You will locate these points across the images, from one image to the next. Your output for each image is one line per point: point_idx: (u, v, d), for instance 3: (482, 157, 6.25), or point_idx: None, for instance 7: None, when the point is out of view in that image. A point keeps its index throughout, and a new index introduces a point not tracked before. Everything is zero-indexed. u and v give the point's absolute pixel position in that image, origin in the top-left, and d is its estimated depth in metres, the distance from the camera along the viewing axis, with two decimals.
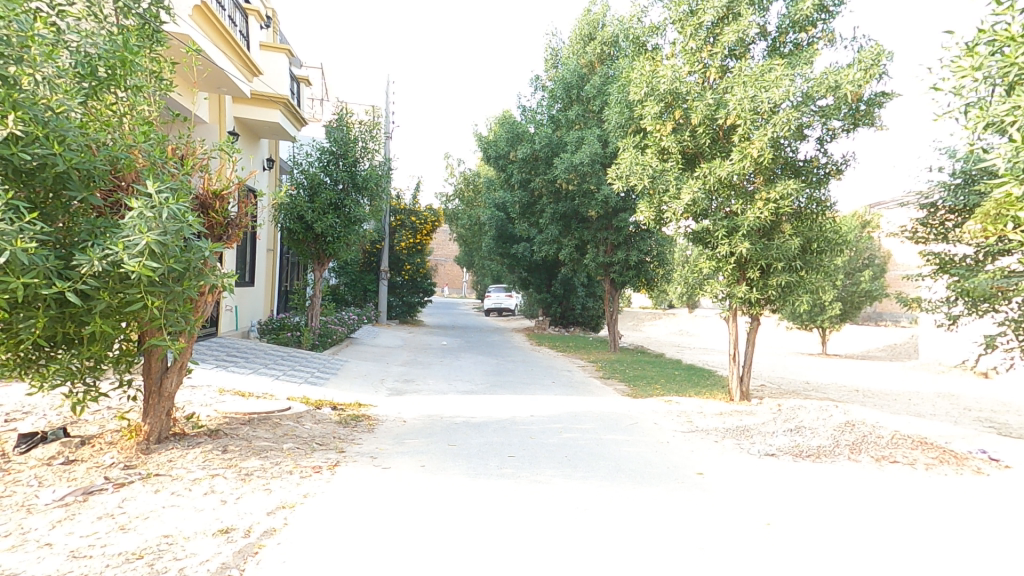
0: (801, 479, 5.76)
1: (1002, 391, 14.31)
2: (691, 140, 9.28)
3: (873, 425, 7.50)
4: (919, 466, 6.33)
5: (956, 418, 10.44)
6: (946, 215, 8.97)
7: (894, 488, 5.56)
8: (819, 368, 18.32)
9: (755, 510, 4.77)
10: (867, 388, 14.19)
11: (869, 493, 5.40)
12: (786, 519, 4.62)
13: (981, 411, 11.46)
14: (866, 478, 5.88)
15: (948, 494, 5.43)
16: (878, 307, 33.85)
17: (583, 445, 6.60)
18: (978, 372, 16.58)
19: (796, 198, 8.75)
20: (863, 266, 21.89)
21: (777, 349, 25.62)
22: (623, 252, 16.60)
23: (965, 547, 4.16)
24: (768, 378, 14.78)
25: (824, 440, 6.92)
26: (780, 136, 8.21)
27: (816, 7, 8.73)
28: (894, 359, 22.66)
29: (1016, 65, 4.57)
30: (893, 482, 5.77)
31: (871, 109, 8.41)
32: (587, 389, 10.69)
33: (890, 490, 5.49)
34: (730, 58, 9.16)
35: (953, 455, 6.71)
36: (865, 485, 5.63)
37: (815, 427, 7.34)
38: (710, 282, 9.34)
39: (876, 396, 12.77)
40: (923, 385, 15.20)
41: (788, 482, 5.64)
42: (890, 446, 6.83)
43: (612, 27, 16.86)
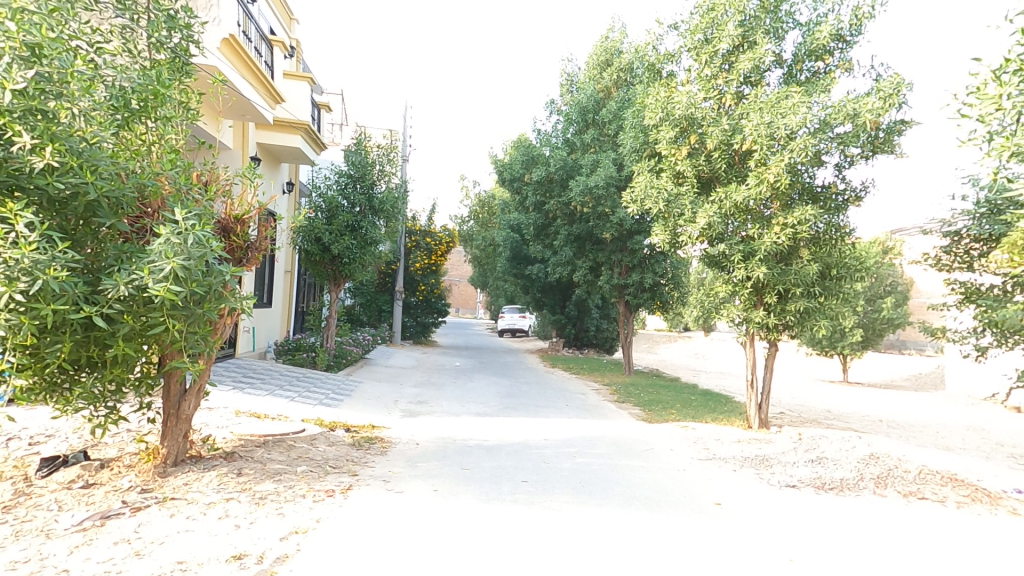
0: (826, 513, 5.57)
1: None
2: (706, 164, 9.28)
3: (900, 459, 7.27)
4: (950, 504, 6.08)
5: (986, 453, 10.09)
6: (971, 243, 8.81)
7: (925, 526, 5.34)
8: (839, 396, 17.96)
9: (778, 545, 4.61)
10: (891, 418, 13.79)
11: (899, 530, 5.19)
12: (810, 554, 4.47)
13: (1011, 446, 11.08)
14: (894, 514, 5.66)
15: (983, 535, 5.20)
16: (901, 334, 33.11)
17: (597, 470, 6.49)
18: (1010, 406, 16.05)
19: (814, 223, 8.66)
20: (885, 292, 21.52)
21: (797, 376, 25.13)
22: (638, 274, 16.56)
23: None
24: (787, 405, 14.49)
25: (848, 473, 6.72)
26: (797, 162, 8.17)
27: (833, 36, 8.77)
28: (919, 389, 22.06)
29: None
30: (923, 519, 5.55)
31: (889, 136, 8.38)
32: (601, 413, 10.56)
33: (921, 528, 5.27)
34: (746, 85, 9.19)
35: (986, 494, 6.44)
36: (894, 522, 5.41)
37: (837, 459, 7.14)
38: (727, 305, 9.28)
39: (901, 427, 12.41)
40: (951, 417, 14.74)
41: (812, 515, 5.46)
42: (918, 482, 6.60)
43: (629, 54, 17.07)
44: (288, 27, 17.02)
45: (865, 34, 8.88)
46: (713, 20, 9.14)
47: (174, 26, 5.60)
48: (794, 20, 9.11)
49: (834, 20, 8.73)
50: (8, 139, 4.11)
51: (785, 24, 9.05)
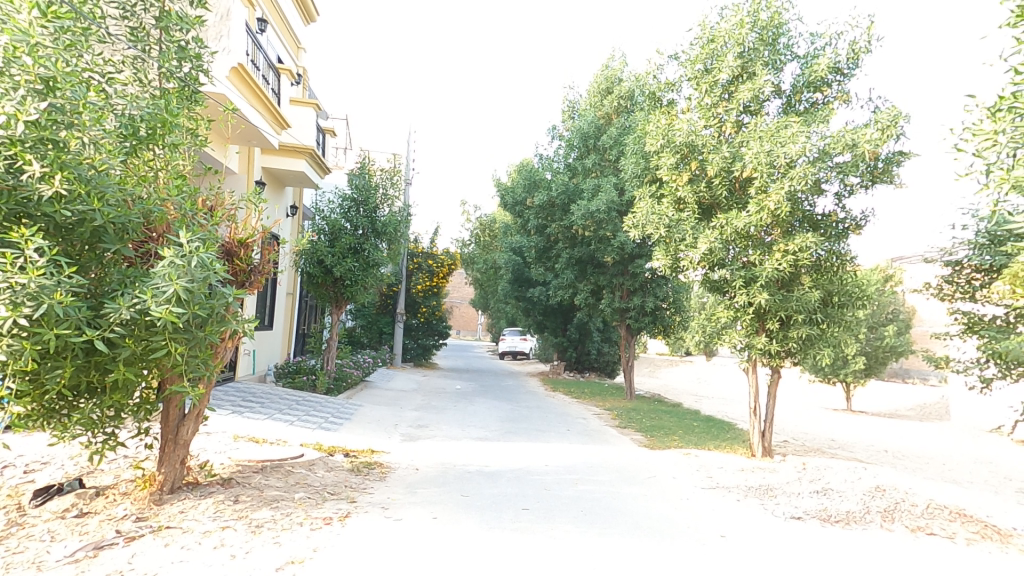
0: (833, 547, 5.45)
1: None
2: (707, 190, 9.36)
3: (907, 491, 7.14)
4: (959, 540, 5.93)
5: (993, 487, 9.95)
6: (973, 273, 8.83)
7: (935, 562, 5.21)
8: (843, 424, 17.77)
9: None
10: (896, 448, 13.61)
11: (909, 566, 5.06)
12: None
13: (1020, 480, 10.90)
14: (903, 549, 5.53)
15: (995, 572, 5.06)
16: (903, 362, 32.89)
17: (599, 499, 6.38)
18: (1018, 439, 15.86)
19: (815, 250, 8.68)
20: (887, 319, 21.45)
21: (801, 404, 24.91)
22: (639, 298, 16.58)
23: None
24: (791, 433, 14.37)
25: (854, 505, 6.59)
26: (798, 190, 8.22)
27: (831, 68, 8.95)
28: (924, 418, 21.82)
29: None
30: (932, 555, 5.42)
31: (888, 166, 8.47)
32: (603, 439, 10.44)
33: (931, 564, 5.14)
34: (745, 114, 9.32)
35: (996, 530, 6.31)
36: (903, 557, 5.28)
37: (843, 490, 7.02)
38: (729, 331, 9.23)
39: (906, 458, 12.25)
40: (957, 448, 14.51)
41: (820, 549, 5.34)
42: (925, 516, 6.46)
43: (630, 83, 17.38)
44: (295, 55, 17.40)
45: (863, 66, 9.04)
46: (712, 51, 9.33)
47: (185, 56, 5.74)
48: (792, 53, 9.29)
49: (832, 53, 8.92)
50: (19, 168, 4.18)
51: (784, 56, 9.23)
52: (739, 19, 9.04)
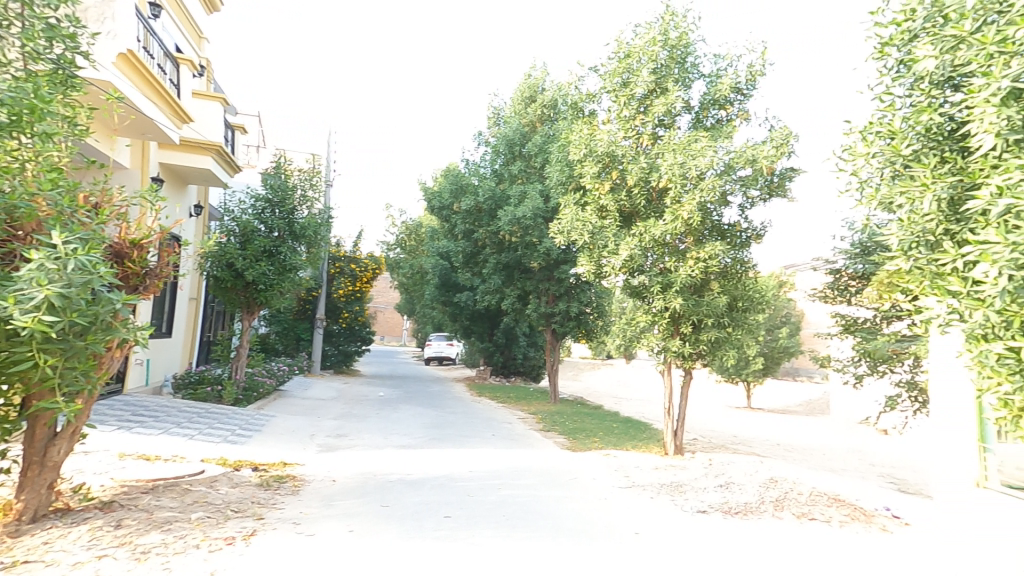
0: (732, 537, 5.83)
1: (899, 447, 15.20)
2: (627, 199, 9.76)
3: (794, 481, 7.73)
4: (834, 523, 6.58)
5: (861, 473, 11.16)
6: (849, 280, 9.83)
7: (814, 545, 5.72)
8: (742, 421, 19.16)
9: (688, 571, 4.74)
10: (788, 442, 14.87)
11: (794, 550, 5.53)
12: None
13: (888, 466, 12.30)
14: (788, 535, 6.03)
15: (863, 551, 5.63)
16: (795, 363, 35.98)
17: (522, 502, 6.43)
18: (880, 428, 17.65)
19: (723, 257, 9.27)
20: (782, 323, 23.40)
21: (708, 402, 26.60)
22: (564, 303, 16.97)
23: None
24: (699, 431, 15.29)
25: (751, 496, 7.09)
26: (706, 201, 8.76)
27: (733, 88, 9.66)
28: (811, 413, 23.98)
29: (901, 156, 4.62)
30: (811, 538, 5.98)
31: (782, 181, 9.22)
32: (528, 442, 10.58)
33: (811, 547, 5.64)
34: (660, 127, 9.78)
35: (863, 512, 7.03)
36: (788, 543, 5.74)
37: (743, 483, 7.53)
38: (647, 335, 9.66)
39: (795, 450, 13.41)
40: (833, 441, 15.91)
41: (720, 539, 5.69)
42: (809, 503, 7.05)
43: (552, 93, 17.78)
44: (197, 45, 16.32)
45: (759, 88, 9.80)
46: (628, 66, 9.77)
47: (54, 35, 5.16)
48: (699, 71, 9.91)
49: (733, 74, 9.63)
50: None
51: (692, 73, 9.79)
52: (651, 37, 9.53)
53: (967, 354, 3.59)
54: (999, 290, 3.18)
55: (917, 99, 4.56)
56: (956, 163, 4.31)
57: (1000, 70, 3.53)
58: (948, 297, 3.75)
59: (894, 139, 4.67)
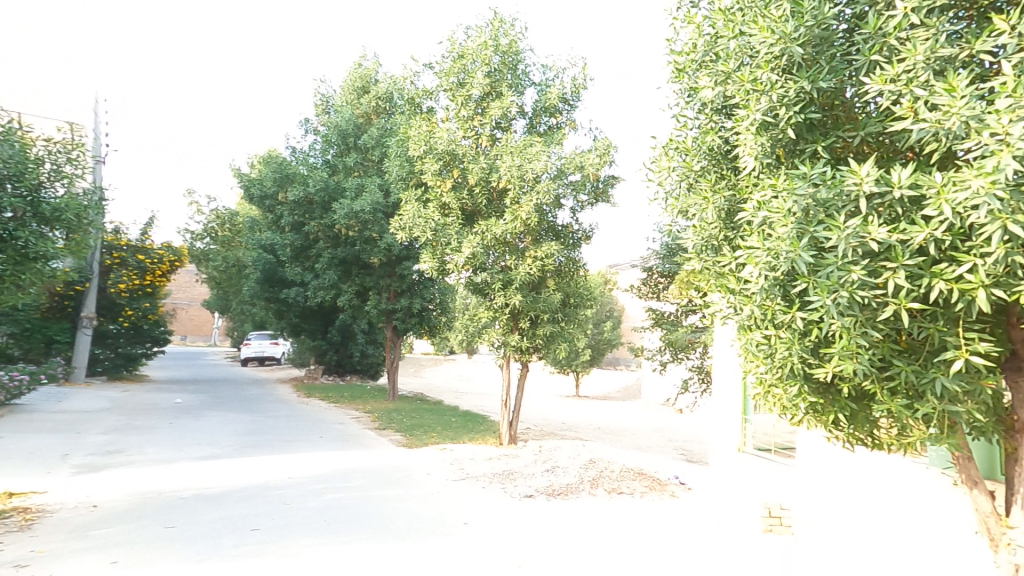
0: (551, 518, 6.31)
1: (694, 423, 17.95)
2: (469, 198, 9.95)
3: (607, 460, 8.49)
4: (638, 494, 7.49)
5: (660, 448, 12.88)
6: (658, 278, 11.28)
7: (618, 518, 6.44)
8: (571, 408, 20.84)
9: (508, 555, 5.05)
10: (607, 425, 16.55)
11: (603, 524, 6.17)
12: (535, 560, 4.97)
13: (683, 440, 14.39)
14: (599, 510, 6.70)
15: (658, 518, 6.48)
16: (616, 354, 40.06)
17: (349, 505, 6.25)
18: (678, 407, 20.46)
19: (557, 257, 9.91)
20: (605, 317, 25.82)
21: (541, 393, 28.42)
22: (406, 300, 16.68)
23: (669, 566, 4.96)
24: (533, 420, 16.28)
25: (572, 477, 7.74)
26: (542, 203, 9.30)
27: (560, 98, 10.42)
28: (628, 398, 26.96)
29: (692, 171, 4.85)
30: (619, 511, 6.72)
31: (606, 187, 10.17)
32: (361, 442, 10.27)
33: (615, 520, 6.33)
34: (497, 130, 10.13)
35: (658, 482, 8.02)
36: (597, 518, 6.37)
37: (566, 465, 8.17)
38: (488, 330, 9.94)
39: (612, 432, 14.96)
40: (642, 421, 18.15)
41: (540, 522, 6.12)
42: (619, 478, 7.88)
43: (386, 85, 17.36)
44: None
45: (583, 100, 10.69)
46: (463, 67, 9.98)
47: None
48: (530, 79, 10.49)
49: (560, 85, 10.39)
50: None
51: (524, 81, 10.32)
52: (482, 41, 9.84)
53: (739, 341, 3.98)
54: (759, 287, 3.46)
55: (704, 118, 4.70)
56: (735, 175, 4.52)
57: (754, 104, 3.73)
58: (727, 292, 4.11)
59: (688, 155, 4.84)
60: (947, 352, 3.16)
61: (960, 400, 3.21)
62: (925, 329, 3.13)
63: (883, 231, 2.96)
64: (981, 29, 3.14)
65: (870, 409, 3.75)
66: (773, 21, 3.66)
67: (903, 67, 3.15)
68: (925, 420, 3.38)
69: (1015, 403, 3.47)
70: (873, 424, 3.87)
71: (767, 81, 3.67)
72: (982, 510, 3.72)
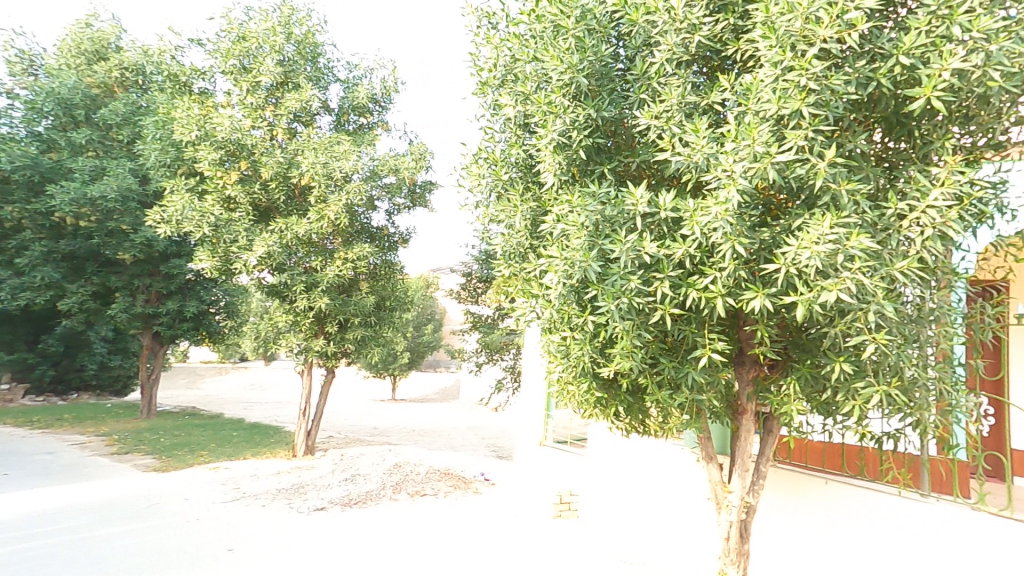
0: (343, 531, 6.10)
1: (507, 419, 19.13)
2: (262, 193, 9.22)
3: (414, 463, 8.73)
4: (441, 495, 7.68)
5: (473, 446, 13.39)
6: (477, 283, 12.05)
7: (422, 522, 6.56)
8: (388, 412, 20.55)
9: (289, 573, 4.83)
10: (420, 427, 16.64)
11: (403, 529, 6.21)
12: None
13: (494, 437, 15.09)
14: (402, 516, 6.73)
15: (458, 518, 6.79)
16: (437, 355, 40.55)
17: (57, 552, 5.20)
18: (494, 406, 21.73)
19: (371, 259, 9.67)
20: (427, 320, 25.81)
21: (354, 398, 27.46)
22: (176, 302, 14.82)
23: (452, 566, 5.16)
24: (337, 427, 15.65)
25: (373, 485, 7.61)
26: (354, 204, 8.97)
27: (369, 98, 10.19)
28: (446, 400, 27.46)
29: (503, 181, 4.48)
30: (422, 514, 6.85)
31: (423, 193, 10.23)
32: (76, 475, 8.55)
33: (417, 525, 6.41)
34: (296, 122, 9.57)
35: (463, 481, 8.44)
36: (397, 525, 6.36)
37: (367, 474, 8.01)
38: (287, 336, 9.24)
39: (425, 434, 15.13)
40: (455, 420, 18.69)
41: (330, 537, 5.85)
42: (423, 481, 8.05)
43: (132, 54, 14.89)
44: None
45: (393, 103, 10.59)
46: (247, 51, 9.27)
47: None
48: (334, 75, 10.15)
49: (369, 85, 10.16)
50: None
51: (326, 76, 9.96)
52: (270, 26, 9.20)
53: (543, 342, 4.21)
54: (558, 293, 3.61)
55: (502, 129, 4.53)
56: (537, 189, 4.37)
57: (551, 124, 3.77)
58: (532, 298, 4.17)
59: (496, 165, 4.50)
60: (696, 349, 3.66)
61: (704, 390, 3.74)
62: (683, 331, 3.58)
63: (654, 246, 3.26)
64: (714, 84, 3.58)
65: (643, 401, 4.20)
66: (561, 52, 3.75)
67: (664, 106, 3.46)
68: (681, 407, 3.97)
69: (740, 390, 4.20)
70: (644, 413, 4.34)
71: (560, 105, 3.72)
72: (713, 479, 4.46)
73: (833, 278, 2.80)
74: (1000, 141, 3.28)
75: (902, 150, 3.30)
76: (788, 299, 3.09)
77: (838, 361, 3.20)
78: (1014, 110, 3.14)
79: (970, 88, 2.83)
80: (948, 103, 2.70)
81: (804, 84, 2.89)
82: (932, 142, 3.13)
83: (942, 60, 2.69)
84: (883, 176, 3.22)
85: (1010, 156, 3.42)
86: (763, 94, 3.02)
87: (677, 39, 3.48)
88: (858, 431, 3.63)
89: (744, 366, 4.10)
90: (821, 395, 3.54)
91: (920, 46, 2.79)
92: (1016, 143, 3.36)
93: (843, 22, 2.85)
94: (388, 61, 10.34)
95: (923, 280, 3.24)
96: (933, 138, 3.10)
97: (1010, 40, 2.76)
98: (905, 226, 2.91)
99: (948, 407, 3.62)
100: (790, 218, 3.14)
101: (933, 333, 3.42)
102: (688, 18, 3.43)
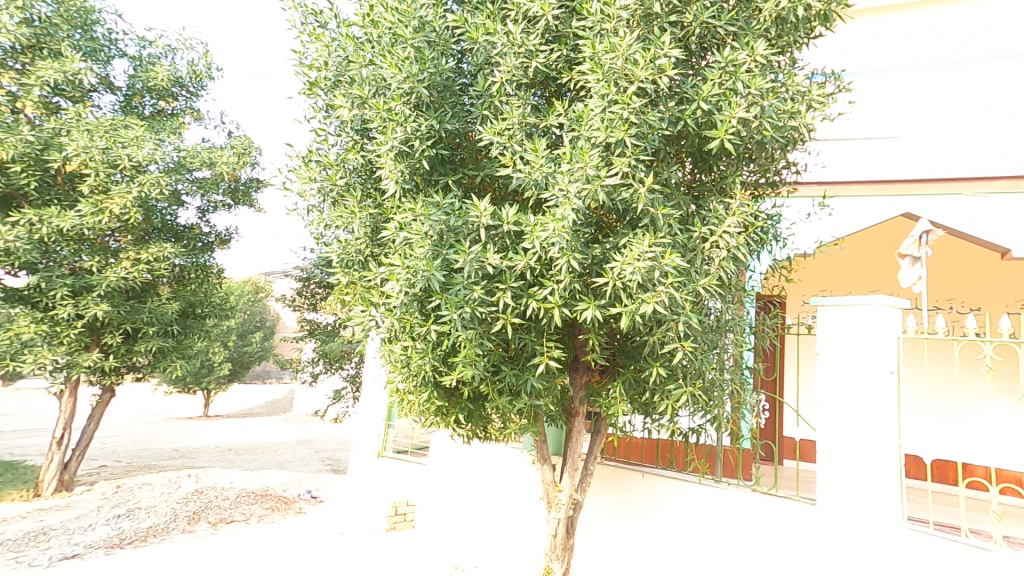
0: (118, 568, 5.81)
1: (342, 431, 18.24)
2: (6, 178, 7.41)
3: (220, 489, 8.85)
4: (251, 520, 7.77)
5: (305, 462, 12.54)
6: (314, 289, 11.61)
7: (214, 549, 6.50)
8: (201, 430, 18.25)
9: None
10: (236, 445, 14.99)
11: (195, 558, 6.14)
12: None
13: (325, 451, 14.17)
14: (194, 545, 6.60)
15: (264, 539, 6.96)
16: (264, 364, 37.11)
17: None
18: (330, 418, 20.59)
19: (174, 261, 8.46)
20: (254, 327, 23.15)
21: (155, 416, 23.78)
22: None
23: None
24: (123, 453, 13.36)
25: (161, 518, 7.40)
26: (151, 197, 7.79)
27: (171, 81, 8.92)
28: (273, 414, 25.21)
29: (337, 187, 4.14)
30: (220, 541, 6.82)
31: (246, 190, 9.25)
32: None
33: (209, 552, 6.35)
34: (60, 97, 8.07)
35: (284, 501, 8.70)
36: (189, 554, 6.29)
37: (152, 507, 7.78)
38: (34, 350, 7.30)
39: (244, 452, 13.74)
40: (281, 435, 17.24)
41: None
42: (231, 507, 8.12)
43: None
44: None
45: (207, 89, 9.46)
46: None
47: None
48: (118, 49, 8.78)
49: (170, 65, 8.90)
50: None
51: (109, 49, 8.63)
52: None
53: (381, 353, 3.97)
54: (398, 302, 3.42)
55: (339, 129, 4.20)
56: (378, 197, 4.08)
57: (391, 131, 3.59)
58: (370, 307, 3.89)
59: (332, 170, 4.15)
60: (535, 357, 3.74)
61: (541, 396, 3.84)
62: (523, 340, 3.65)
63: (497, 257, 3.23)
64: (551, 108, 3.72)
65: (484, 409, 4.19)
66: (400, 60, 3.58)
67: (506, 124, 3.52)
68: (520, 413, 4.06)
69: (574, 395, 4.38)
70: (485, 420, 4.32)
71: (400, 113, 3.57)
72: (546, 479, 4.61)
73: (650, 291, 3.05)
74: (776, 179, 3.93)
75: (705, 180, 3.74)
76: (616, 311, 3.28)
77: (655, 365, 3.49)
78: (786, 155, 3.73)
79: (752, 136, 3.29)
80: (735, 146, 3.15)
81: (626, 117, 3.12)
82: (726, 177, 3.63)
83: (731, 108, 3.14)
84: (691, 204, 3.61)
85: (786, 194, 4.03)
86: (594, 123, 3.22)
87: (515, 62, 3.53)
88: (670, 428, 4.01)
89: (579, 372, 4.30)
90: (642, 397, 3.86)
91: (715, 94, 3.21)
92: (789, 182, 3.98)
93: (655, 66, 3.13)
94: (197, 42, 9.16)
95: (722, 294, 3.72)
96: (728, 174, 3.62)
97: (777, 99, 3.28)
98: (707, 247, 3.33)
99: (739, 403, 4.21)
100: (618, 237, 3.37)
101: (726, 339, 3.95)
102: (525, 44, 3.52)
